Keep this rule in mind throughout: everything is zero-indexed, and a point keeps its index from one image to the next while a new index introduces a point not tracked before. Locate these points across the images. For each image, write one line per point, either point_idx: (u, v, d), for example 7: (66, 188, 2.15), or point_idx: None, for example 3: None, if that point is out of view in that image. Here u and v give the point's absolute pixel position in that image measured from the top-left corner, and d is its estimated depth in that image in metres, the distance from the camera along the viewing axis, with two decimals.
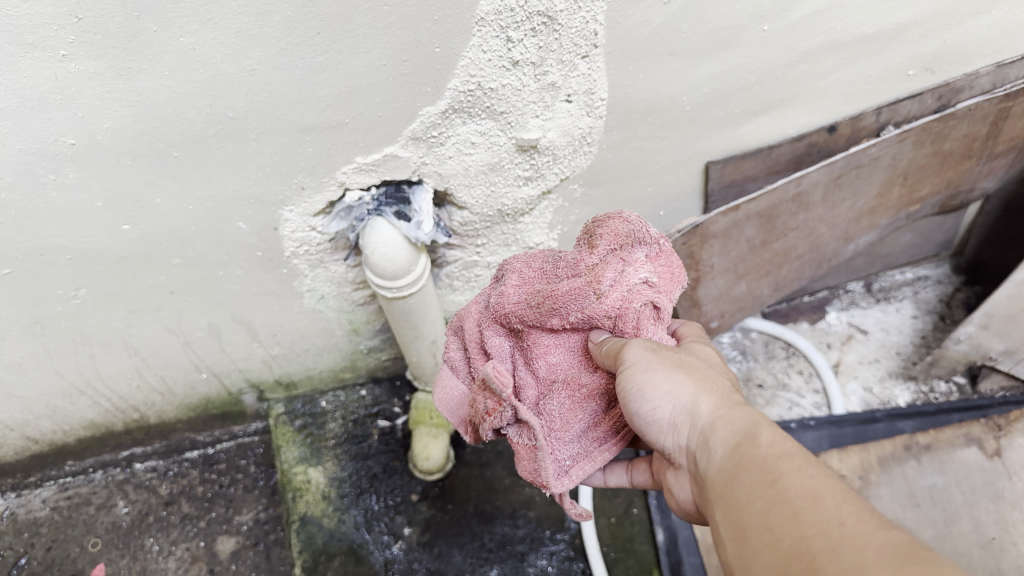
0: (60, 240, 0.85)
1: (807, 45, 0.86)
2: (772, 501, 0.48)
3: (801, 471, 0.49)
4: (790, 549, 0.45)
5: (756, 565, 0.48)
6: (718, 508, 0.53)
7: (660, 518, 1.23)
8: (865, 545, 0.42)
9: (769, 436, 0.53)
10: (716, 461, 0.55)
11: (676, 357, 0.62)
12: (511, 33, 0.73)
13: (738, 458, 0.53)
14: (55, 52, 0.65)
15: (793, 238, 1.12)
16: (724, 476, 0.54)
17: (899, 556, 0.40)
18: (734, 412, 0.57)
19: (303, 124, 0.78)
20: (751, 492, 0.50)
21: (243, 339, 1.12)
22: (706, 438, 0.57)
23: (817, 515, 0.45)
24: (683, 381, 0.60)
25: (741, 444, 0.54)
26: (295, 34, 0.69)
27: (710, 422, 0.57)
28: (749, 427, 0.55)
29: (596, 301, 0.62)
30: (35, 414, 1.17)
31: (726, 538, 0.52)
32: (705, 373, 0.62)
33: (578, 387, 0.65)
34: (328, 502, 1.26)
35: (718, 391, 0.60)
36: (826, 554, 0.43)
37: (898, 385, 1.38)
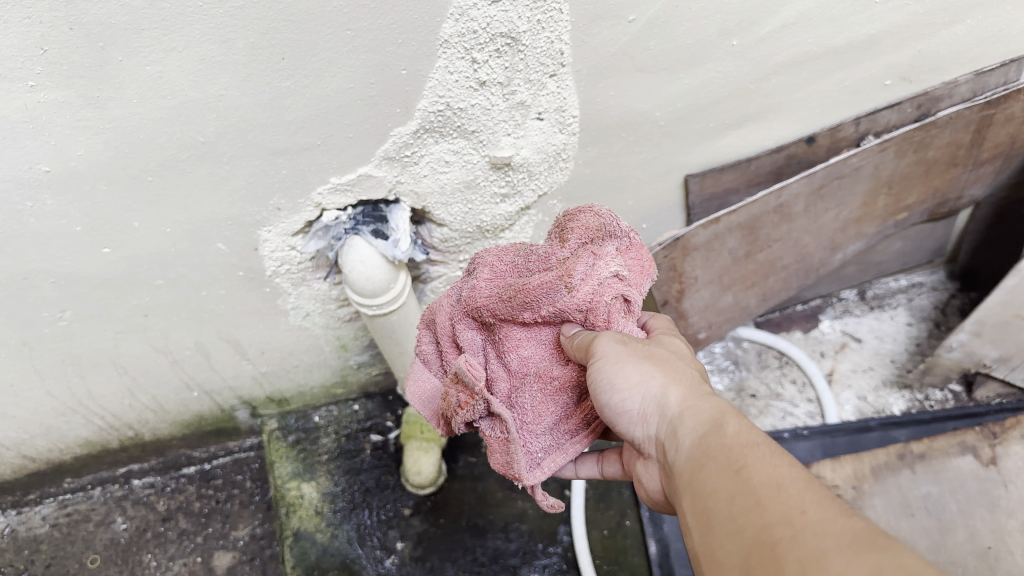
0: (41, 264, 0.86)
1: (779, 58, 0.86)
2: (737, 489, 0.48)
3: (767, 460, 0.49)
4: (753, 536, 0.45)
5: (721, 553, 0.48)
6: (685, 497, 0.54)
7: (653, 531, 1.22)
8: (823, 531, 0.42)
9: (735, 425, 0.53)
10: (684, 452, 0.55)
11: (648, 349, 0.62)
12: (476, 55, 0.74)
13: (705, 447, 0.53)
14: (23, 83, 0.66)
15: (778, 248, 1.12)
16: (691, 465, 0.54)
17: (857, 544, 0.40)
18: (702, 402, 0.57)
19: (274, 147, 0.79)
20: (717, 480, 0.50)
21: (232, 356, 1.13)
22: (674, 428, 0.57)
23: (779, 502, 0.45)
24: (653, 372, 0.60)
25: (708, 433, 0.54)
26: (260, 60, 0.69)
27: (679, 413, 0.57)
28: (717, 417, 0.55)
29: (567, 295, 0.60)
30: (30, 433, 1.19)
31: (693, 526, 0.52)
32: (675, 364, 0.62)
33: (550, 380, 0.65)
34: (321, 517, 1.27)
35: (688, 382, 0.60)
36: (787, 542, 0.43)
37: (893, 393, 1.37)
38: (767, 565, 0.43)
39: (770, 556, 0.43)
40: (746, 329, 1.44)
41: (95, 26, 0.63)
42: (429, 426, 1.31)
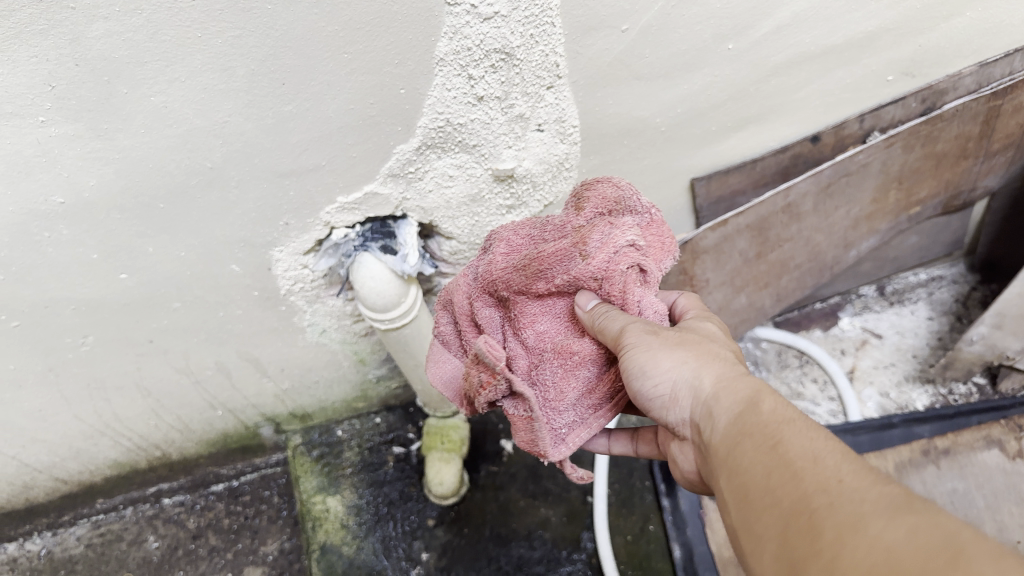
0: (61, 292, 0.89)
1: (777, 59, 0.86)
2: (773, 461, 0.48)
3: (803, 434, 0.49)
4: (788, 505, 0.45)
5: (756, 525, 0.47)
6: (721, 475, 0.53)
7: (676, 534, 1.22)
8: (863, 499, 0.42)
9: (771, 403, 0.52)
10: (720, 431, 0.54)
11: (678, 334, 0.61)
12: (472, 71, 0.75)
13: (741, 426, 0.52)
14: (34, 119, 0.68)
15: (790, 247, 1.12)
16: (727, 445, 0.53)
17: (896, 509, 0.40)
18: (737, 383, 0.56)
19: (280, 169, 0.81)
20: (753, 456, 0.50)
21: (252, 375, 1.15)
22: (709, 410, 0.56)
23: (815, 472, 0.45)
24: (685, 357, 0.59)
25: (744, 412, 0.53)
26: (260, 87, 0.71)
27: (712, 396, 0.56)
28: (753, 397, 0.54)
29: (584, 261, 0.61)
30: (60, 456, 1.22)
31: (728, 504, 0.51)
32: (708, 347, 0.61)
33: (571, 354, 0.63)
34: (347, 530, 1.29)
35: (722, 364, 0.59)
36: (824, 508, 0.43)
37: (915, 388, 1.36)
38: (804, 532, 0.43)
39: (808, 523, 0.43)
40: (764, 329, 1.42)
41: (100, 61, 0.65)
42: (449, 437, 1.31)
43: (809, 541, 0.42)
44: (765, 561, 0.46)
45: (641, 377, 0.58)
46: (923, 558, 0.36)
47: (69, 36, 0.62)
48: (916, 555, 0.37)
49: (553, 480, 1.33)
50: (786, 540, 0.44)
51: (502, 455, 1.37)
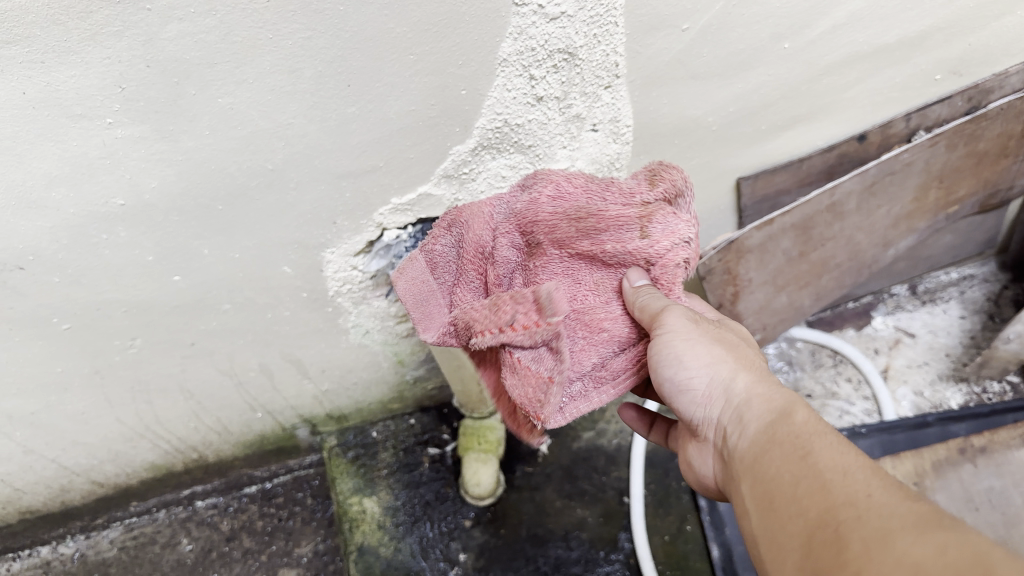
0: (114, 294, 0.89)
1: (830, 59, 0.87)
2: (802, 473, 0.52)
3: (833, 449, 0.53)
4: (817, 517, 0.49)
5: (783, 534, 0.52)
6: (747, 481, 0.58)
7: (715, 535, 1.23)
8: (889, 513, 0.46)
9: (802, 416, 0.57)
10: (749, 438, 0.59)
11: (716, 330, 0.65)
12: (533, 71, 0.75)
13: (771, 434, 0.57)
14: (102, 121, 0.68)
15: (831, 247, 1.12)
16: (755, 451, 0.58)
17: (923, 522, 0.44)
18: (769, 391, 0.60)
19: (339, 171, 0.81)
20: (783, 465, 0.54)
21: (294, 376, 1.16)
22: (741, 414, 0.60)
23: (843, 487, 0.49)
24: (721, 356, 0.63)
25: (775, 422, 0.58)
26: (326, 88, 0.71)
27: (744, 400, 0.60)
28: (785, 408, 0.58)
29: (647, 241, 0.65)
30: (99, 459, 1.22)
31: (754, 507, 0.56)
32: (742, 352, 0.65)
33: (599, 329, 0.66)
34: (384, 531, 1.29)
35: (754, 368, 0.63)
36: (851, 520, 0.47)
37: (949, 387, 1.36)
38: (832, 543, 0.47)
39: (835, 533, 0.47)
40: (798, 329, 1.42)
41: (172, 62, 0.65)
42: (486, 437, 1.31)
43: (838, 550, 0.46)
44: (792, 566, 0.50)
45: (677, 368, 0.62)
46: (947, 563, 0.40)
47: (143, 38, 0.62)
48: (940, 562, 0.40)
49: (588, 480, 1.33)
50: (815, 550, 0.48)
51: (538, 456, 1.37)
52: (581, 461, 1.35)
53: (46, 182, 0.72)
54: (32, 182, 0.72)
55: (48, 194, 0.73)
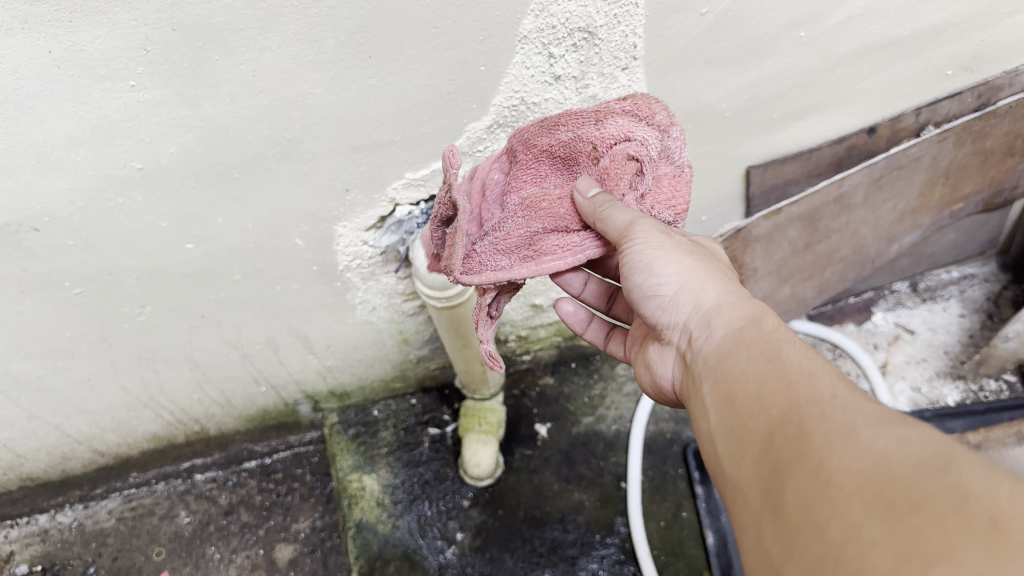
0: (126, 260, 0.90)
1: (844, 50, 0.88)
2: (768, 373, 0.50)
3: (803, 355, 0.50)
4: (779, 414, 0.46)
5: (741, 431, 0.49)
6: (710, 382, 0.56)
7: (710, 522, 1.24)
8: (853, 411, 0.43)
9: (775, 324, 0.55)
10: (717, 341, 0.57)
11: (689, 245, 0.64)
12: (553, 49, 0.77)
13: (741, 338, 0.55)
14: (125, 83, 0.68)
15: (837, 239, 1.13)
16: (723, 353, 0.56)
17: (887, 420, 0.41)
18: (743, 302, 0.59)
19: (355, 144, 0.82)
20: (751, 366, 0.52)
21: (298, 350, 1.17)
22: (710, 320, 0.59)
23: (809, 388, 0.46)
24: (694, 269, 0.62)
25: (746, 328, 0.56)
26: (348, 59, 0.72)
27: (717, 308, 0.59)
28: (758, 317, 0.57)
29: (597, 126, 0.64)
30: (101, 427, 1.23)
31: (714, 407, 0.54)
32: (714, 266, 0.64)
33: (539, 210, 0.66)
34: (382, 508, 1.29)
35: (726, 281, 0.62)
36: (814, 415, 0.44)
37: (946, 384, 1.37)
38: (792, 438, 0.44)
39: (796, 429, 0.44)
40: (799, 322, 1.41)
41: (197, 27, 0.65)
42: (488, 418, 1.32)
43: (796, 445, 0.43)
44: (745, 465, 0.48)
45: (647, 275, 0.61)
46: (911, 460, 0.37)
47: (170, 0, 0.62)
48: (903, 456, 0.37)
49: (587, 465, 1.33)
50: (772, 447, 0.45)
51: (537, 439, 1.38)
52: (579, 446, 1.36)
53: (66, 143, 0.73)
54: (52, 142, 0.72)
55: (68, 154, 0.74)
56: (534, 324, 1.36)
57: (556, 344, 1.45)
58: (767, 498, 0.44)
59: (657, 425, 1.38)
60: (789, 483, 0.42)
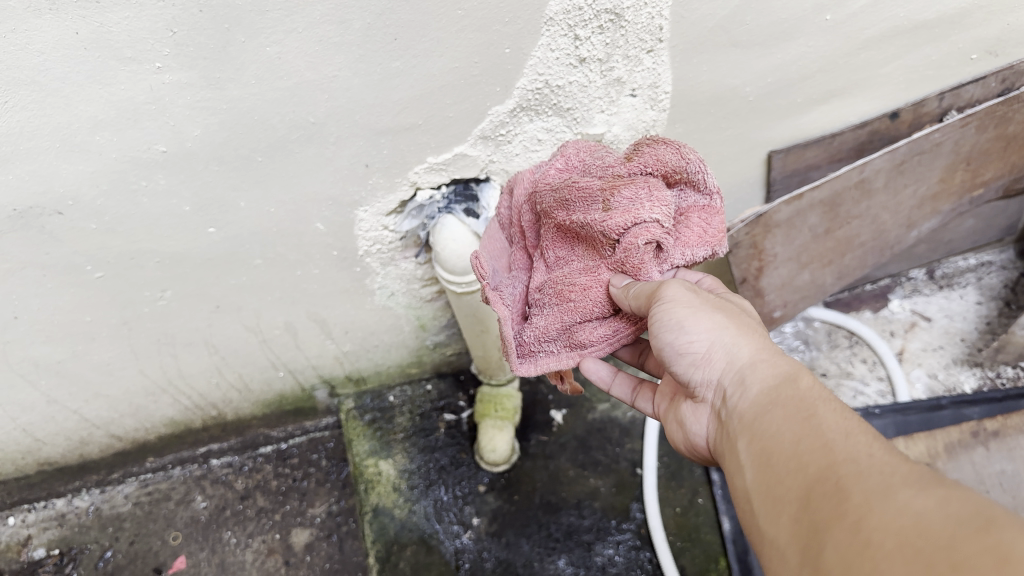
0: (148, 244, 0.90)
1: (869, 34, 0.88)
2: (805, 433, 0.50)
3: (838, 413, 0.50)
4: (817, 473, 0.46)
5: (778, 490, 0.49)
6: (744, 439, 0.56)
7: (726, 508, 1.22)
8: (890, 472, 0.42)
9: (809, 380, 0.55)
10: (751, 398, 0.57)
11: (717, 300, 0.64)
12: (579, 31, 0.76)
13: (776, 395, 0.55)
14: (151, 65, 0.68)
15: (857, 225, 1.13)
16: (757, 410, 0.56)
17: (924, 481, 0.41)
18: (776, 358, 0.59)
19: (379, 127, 0.81)
20: (786, 425, 0.52)
21: (316, 335, 1.17)
22: (742, 376, 0.59)
23: (846, 447, 0.46)
24: (725, 323, 0.61)
25: (781, 385, 0.56)
26: (373, 41, 0.72)
27: (749, 364, 0.59)
28: (791, 373, 0.56)
29: (605, 213, 0.63)
30: (120, 412, 1.23)
31: (750, 465, 0.54)
32: (746, 320, 0.64)
33: (569, 299, 0.67)
34: (399, 493, 1.29)
35: (756, 336, 0.61)
36: (851, 476, 0.44)
37: (963, 371, 1.37)
38: (829, 499, 0.44)
39: (834, 488, 0.44)
40: (816, 309, 1.42)
41: (223, 8, 0.65)
42: (503, 405, 1.32)
43: (834, 506, 0.43)
44: (785, 525, 0.47)
45: (677, 333, 0.60)
46: (952, 521, 0.36)
47: None
48: (941, 518, 0.37)
49: (602, 452, 1.33)
50: (810, 507, 0.45)
51: (552, 425, 1.38)
52: (595, 432, 1.35)
53: (91, 126, 0.72)
54: (77, 125, 0.72)
55: (92, 137, 0.74)
56: None
57: None
58: (807, 559, 0.44)
59: None
60: (828, 542, 0.42)
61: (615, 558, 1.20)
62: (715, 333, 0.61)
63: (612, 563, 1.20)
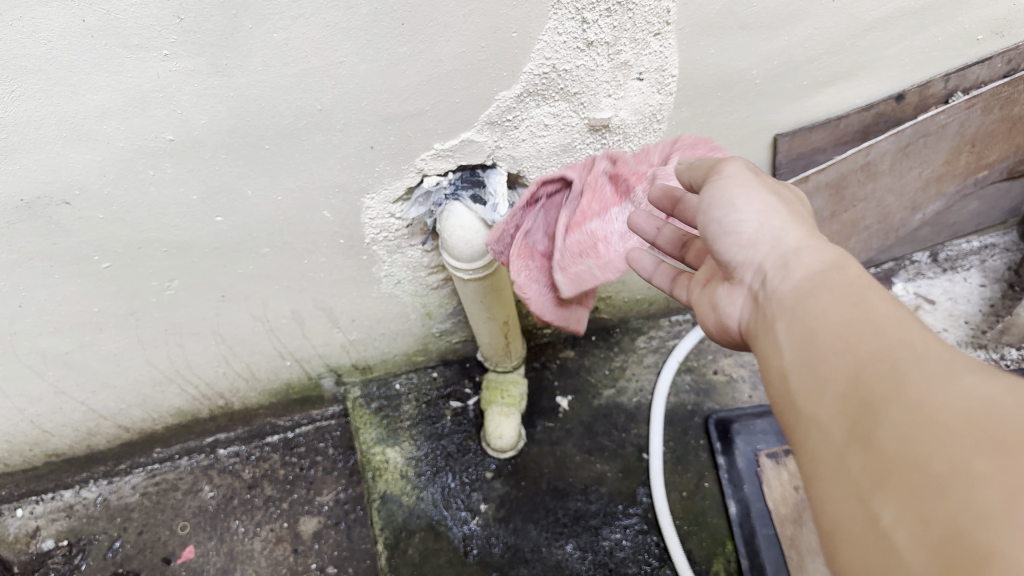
0: (156, 233, 0.89)
1: (875, 15, 0.88)
2: (852, 314, 0.50)
3: (886, 299, 0.50)
4: (865, 352, 0.46)
5: (819, 364, 0.49)
6: (782, 320, 0.56)
7: (732, 492, 1.22)
8: (946, 357, 0.43)
9: (854, 269, 0.55)
10: (791, 281, 0.57)
11: (773, 189, 0.66)
12: (587, 14, 0.75)
13: (820, 281, 0.55)
14: (159, 52, 0.68)
15: (862, 208, 1.13)
16: (797, 293, 0.56)
17: (984, 369, 0.42)
18: (820, 245, 0.60)
19: (386, 114, 0.81)
20: (832, 307, 0.52)
21: (323, 324, 1.17)
22: (784, 259, 0.60)
23: (897, 332, 0.46)
24: (775, 208, 0.63)
25: (825, 272, 0.56)
26: (381, 26, 0.71)
27: (794, 248, 0.60)
28: (835, 261, 0.57)
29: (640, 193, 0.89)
30: (127, 402, 1.23)
31: (788, 345, 0.54)
32: (794, 211, 0.65)
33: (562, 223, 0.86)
34: (407, 481, 1.29)
35: (806, 228, 0.62)
36: (907, 357, 0.44)
37: (968, 353, 1.37)
38: (881, 376, 0.44)
39: (888, 368, 0.44)
40: None
41: None
42: (508, 391, 1.33)
43: (886, 382, 0.43)
44: (825, 402, 0.47)
45: (727, 208, 0.63)
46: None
47: None
48: (1013, 402, 0.38)
49: (608, 437, 1.32)
50: (857, 380, 0.45)
51: (558, 412, 1.38)
52: (601, 418, 1.35)
53: (98, 114, 0.72)
54: (84, 114, 0.72)
55: (100, 126, 0.74)
56: None
57: None
58: (851, 430, 0.44)
59: (677, 396, 1.37)
60: (880, 418, 0.42)
61: (623, 542, 1.19)
62: (765, 217, 0.62)
63: (620, 547, 1.19)
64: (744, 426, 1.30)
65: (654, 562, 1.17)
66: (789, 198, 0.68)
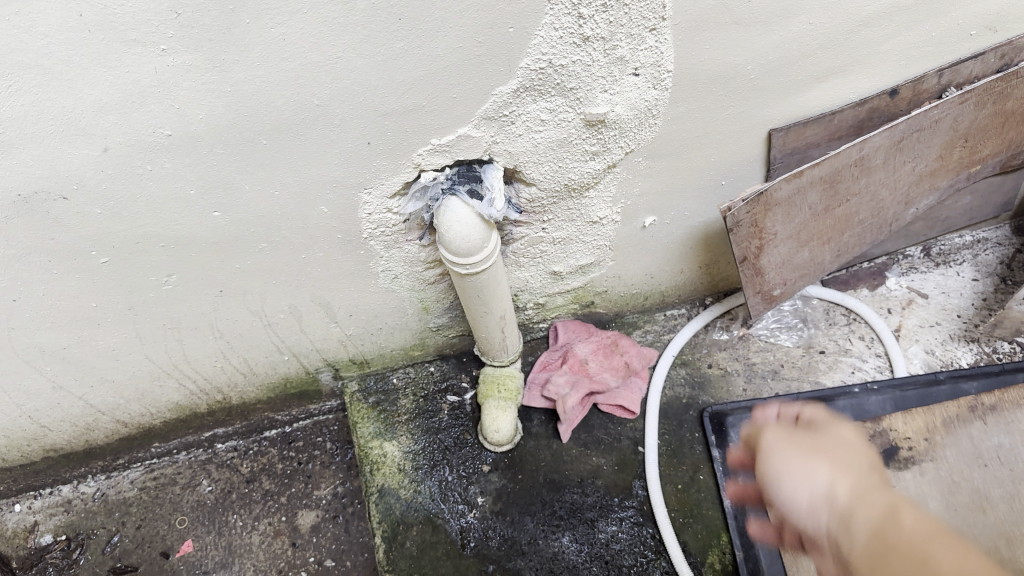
0: (154, 228, 0.90)
1: (869, 10, 0.89)
2: (916, 563, 0.53)
3: (950, 552, 0.54)
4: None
5: None
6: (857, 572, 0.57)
7: (727, 484, 1.23)
8: None
9: (910, 521, 0.58)
10: (859, 543, 0.59)
11: (821, 442, 0.69)
12: (583, 10, 0.76)
13: (878, 535, 0.58)
14: (156, 47, 0.68)
15: (856, 203, 1.14)
16: (865, 555, 0.58)
17: None
18: (874, 493, 0.62)
19: (383, 109, 0.82)
20: (898, 562, 0.54)
21: (321, 318, 1.18)
22: (846, 516, 0.61)
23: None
24: (828, 470, 0.66)
25: (882, 525, 0.58)
26: (378, 21, 0.72)
27: (851, 505, 0.62)
28: (891, 509, 0.60)
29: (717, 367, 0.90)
30: (125, 397, 1.24)
31: None
32: (847, 453, 0.68)
33: None
34: (404, 474, 1.29)
35: (861, 474, 0.65)
36: None
37: (960, 347, 1.38)
38: None
39: None
40: (815, 287, 1.47)
41: None
42: (506, 386, 1.33)
43: None
44: None
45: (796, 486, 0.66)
46: None
47: None
48: None
49: (604, 430, 1.33)
50: None
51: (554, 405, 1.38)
52: (597, 411, 1.36)
53: (95, 109, 0.73)
54: (81, 108, 0.72)
55: (97, 121, 0.74)
56: (551, 293, 1.34)
57: (572, 311, 1.44)
58: None
59: (672, 389, 1.37)
60: None
61: (619, 535, 1.20)
62: (821, 484, 0.65)
63: (615, 540, 1.20)
64: (739, 419, 1.31)
65: (650, 554, 1.18)
66: (837, 432, 0.71)
